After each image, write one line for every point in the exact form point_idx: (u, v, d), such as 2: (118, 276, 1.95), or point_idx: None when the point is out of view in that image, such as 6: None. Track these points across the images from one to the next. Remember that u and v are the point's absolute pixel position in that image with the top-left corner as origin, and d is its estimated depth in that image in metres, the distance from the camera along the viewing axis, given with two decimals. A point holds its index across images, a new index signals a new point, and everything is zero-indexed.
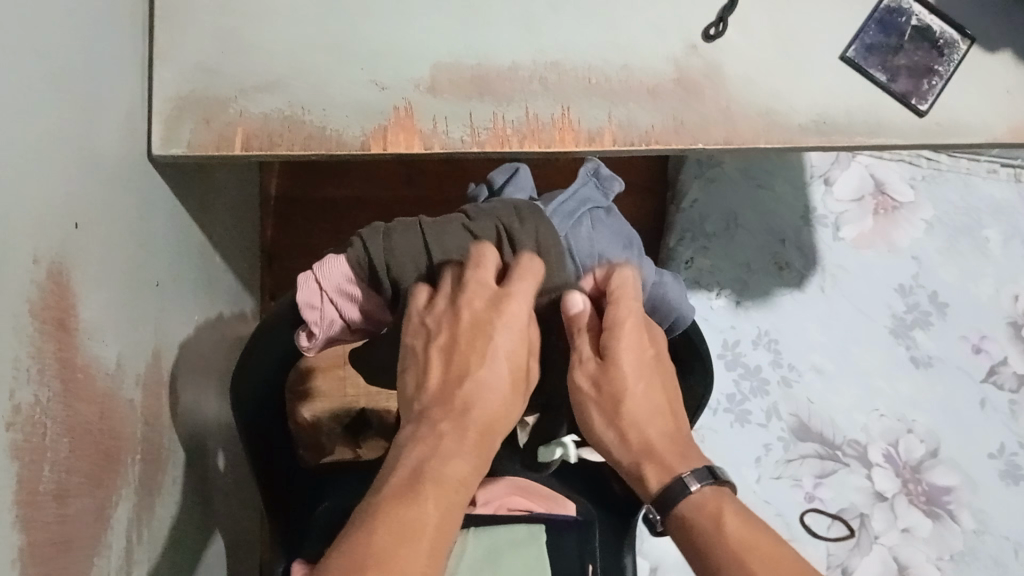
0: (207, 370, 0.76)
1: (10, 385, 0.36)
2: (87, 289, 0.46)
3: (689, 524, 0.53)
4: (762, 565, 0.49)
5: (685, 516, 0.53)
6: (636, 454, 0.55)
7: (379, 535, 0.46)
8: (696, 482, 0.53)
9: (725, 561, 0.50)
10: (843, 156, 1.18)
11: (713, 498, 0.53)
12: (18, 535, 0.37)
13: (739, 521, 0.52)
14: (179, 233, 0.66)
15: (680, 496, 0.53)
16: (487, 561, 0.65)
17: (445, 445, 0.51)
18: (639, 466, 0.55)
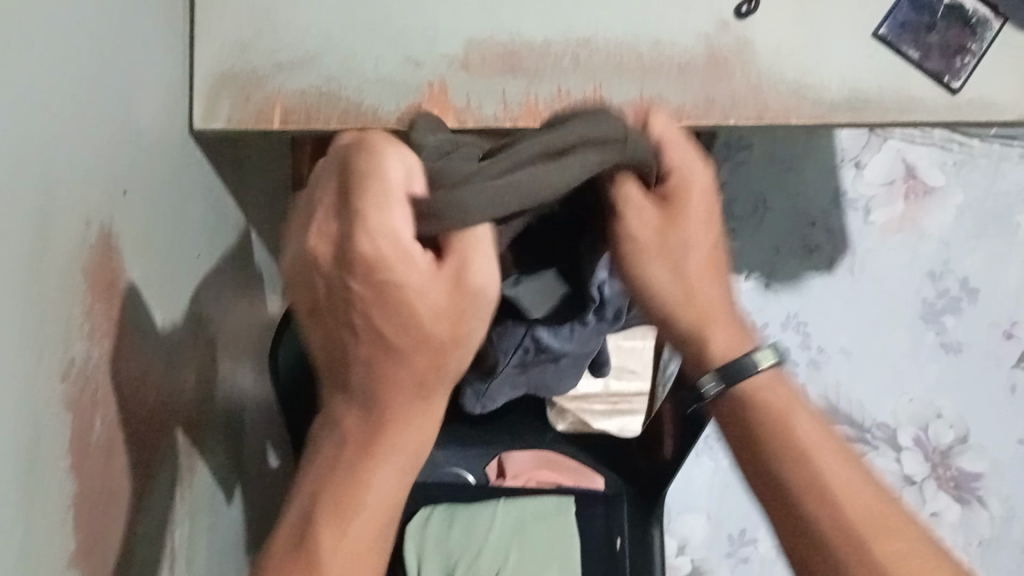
0: (242, 343, 0.78)
1: (65, 340, 0.38)
2: (134, 254, 0.47)
3: (742, 414, 0.48)
4: (827, 459, 0.46)
5: (746, 394, 0.48)
6: (695, 322, 0.48)
7: (324, 515, 0.44)
8: (761, 361, 0.48)
9: (784, 453, 0.46)
10: (874, 139, 1.17)
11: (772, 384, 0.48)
12: (72, 484, 0.38)
13: (802, 410, 0.48)
14: (218, 207, 0.68)
15: (746, 372, 0.48)
16: (516, 533, 0.72)
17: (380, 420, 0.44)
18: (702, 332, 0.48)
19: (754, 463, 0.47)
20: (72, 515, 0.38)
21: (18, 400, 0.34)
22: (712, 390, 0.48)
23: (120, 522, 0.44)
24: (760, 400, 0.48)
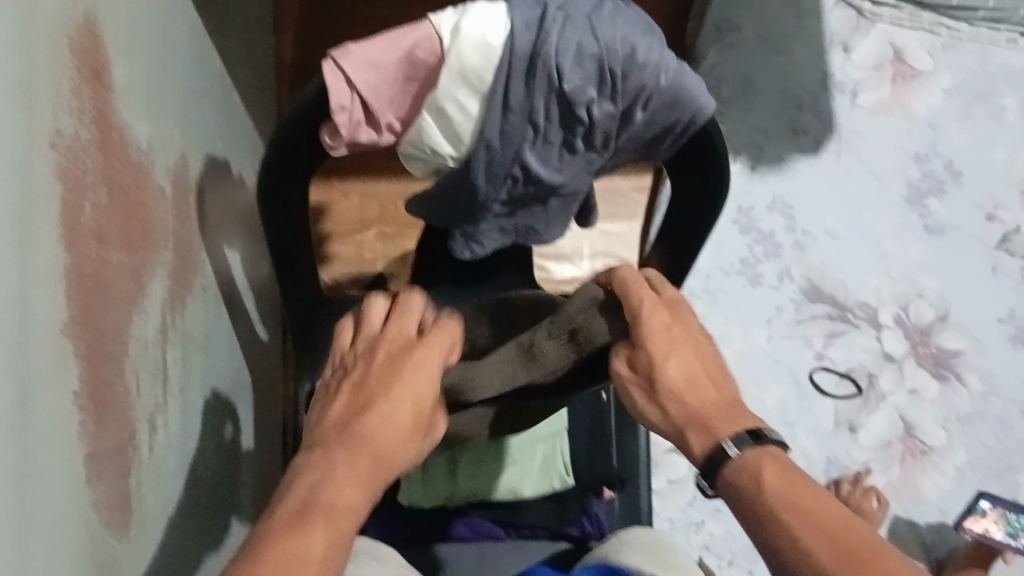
0: (234, 202, 0.77)
1: (53, 108, 0.38)
2: (118, 54, 0.46)
3: (742, 493, 0.48)
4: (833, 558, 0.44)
5: (732, 482, 0.49)
6: (679, 422, 0.52)
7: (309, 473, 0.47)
8: (736, 447, 0.49)
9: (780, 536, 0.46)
10: (862, 24, 1.18)
11: (759, 458, 0.49)
12: (63, 253, 0.39)
13: (779, 477, 0.48)
14: (204, 49, 0.67)
15: (722, 461, 0.49)
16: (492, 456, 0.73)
17: (336, 471, 0.46)
18: (682, 432, 0.52)
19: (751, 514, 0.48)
20: (62, 284, 0.39)
21: (15, 140, 0.34)
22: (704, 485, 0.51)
23: (114, 316, 0.45)
24: (735, 479, 0.49)
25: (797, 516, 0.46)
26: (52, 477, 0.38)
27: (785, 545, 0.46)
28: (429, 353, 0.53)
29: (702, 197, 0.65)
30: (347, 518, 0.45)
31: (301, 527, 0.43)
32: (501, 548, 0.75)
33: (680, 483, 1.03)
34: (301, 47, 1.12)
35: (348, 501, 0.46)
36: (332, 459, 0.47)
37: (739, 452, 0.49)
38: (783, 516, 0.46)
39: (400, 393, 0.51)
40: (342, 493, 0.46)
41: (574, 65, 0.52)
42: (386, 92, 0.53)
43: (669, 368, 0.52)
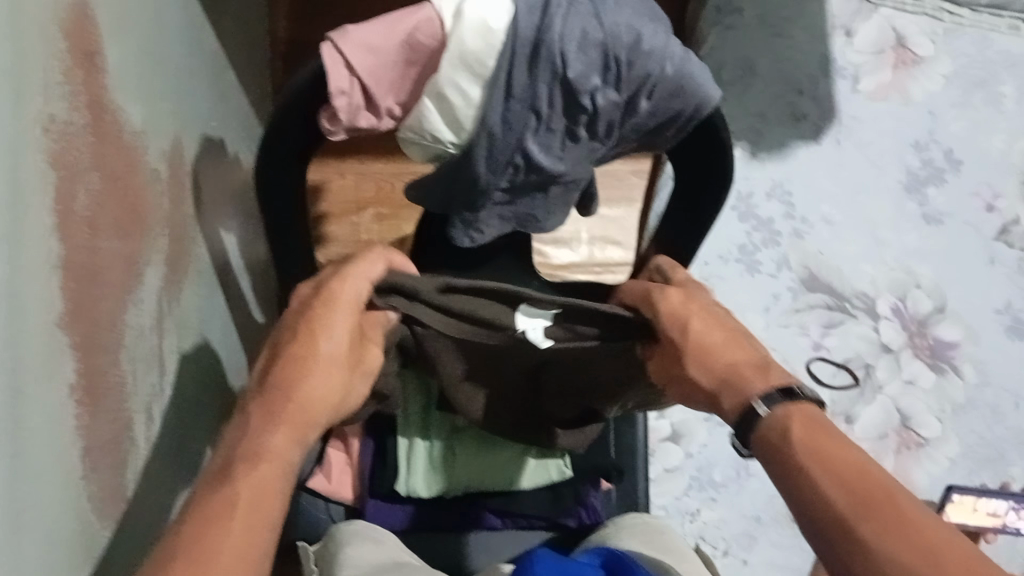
0: (228, 182, 0.76)
1: (44, 92, 0.37)
2: (111, 36, 0.45)
3: (770, 447, 0.48)
4: (854, 508, 0.43)
5: (763, 438, 0.48)
6: (716, 384, 0.52)
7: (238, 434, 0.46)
8: (766, 406, 0.49)
9: (803, 486, 0.45)
10: (864, 8, 1.17)
11: (784, 409, 0.48)
12: (57, 244, 0.38)
13: (808, 429, 0.47)
14: (198, 27, 0.66)
15: (754, 421, 0.49)
16: (484, 446, 0.72)
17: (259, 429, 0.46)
18: (719, 394, 0.52)
19: (777, 470, 0.47)
20: (55, 275, 0.38)
21: (5, 129, 0.33)
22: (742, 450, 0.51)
23: (108, 305, 0.44)
24: (763, 434, 0.48)
25: (821, 466, 0.45)
26: (45, 471, 0.37)
27: (805, 493, 0.45)
28: (352, 296, 0.51)
29: (703, 194, 0.65)
30: (284, 484, 0.45)
31: (235, 501, 0.43)
32: (498, 534, 0.76)
33: (675, 470, 1.03)
34: (296, 22, 1.11)
35: (278, 460, 0.45)
36: (263, 421, 0.47)
37: (767, 408, 0.48)
38: (807, 467, 0.45)
39: (324, 343, 0.50)
40: (275, 456, 0.45)
41: (578, 52, 0.51)
42: (385, 76, 0.52)
43: (696, 336, 0.53)
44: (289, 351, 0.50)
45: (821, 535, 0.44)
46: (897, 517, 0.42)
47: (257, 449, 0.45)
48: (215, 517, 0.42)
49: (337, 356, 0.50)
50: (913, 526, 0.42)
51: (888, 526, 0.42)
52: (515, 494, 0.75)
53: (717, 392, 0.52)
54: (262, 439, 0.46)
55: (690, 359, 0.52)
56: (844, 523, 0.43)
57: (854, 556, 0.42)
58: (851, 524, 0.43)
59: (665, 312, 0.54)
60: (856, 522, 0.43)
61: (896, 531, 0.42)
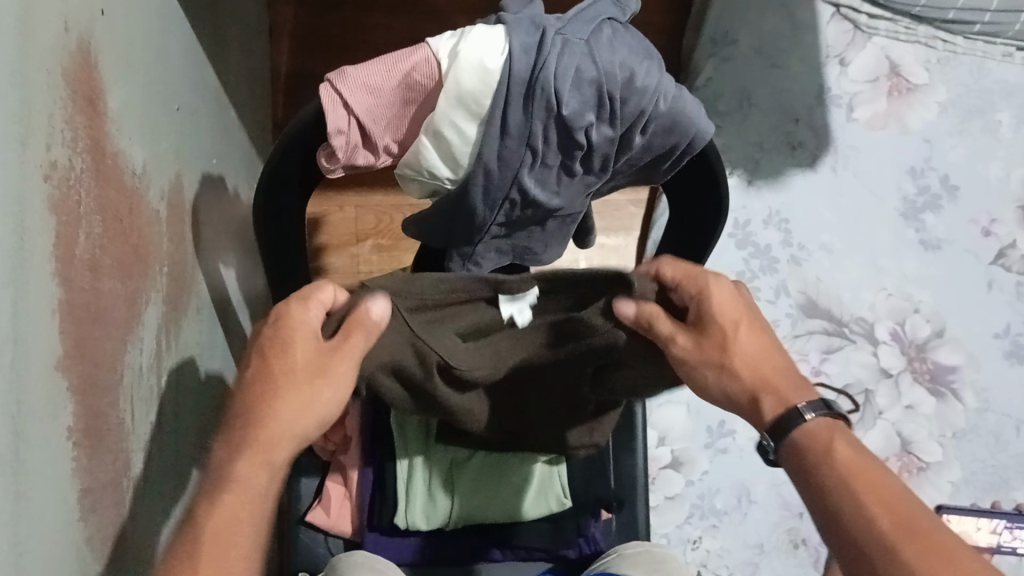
0: (229, 217, 0.77)
1: (47, 140, 0.37)
2: (112, 80, 0.46)
3: (812, 464, 0.51)
4: (896, 528, 0.46)
5: (800, 446, 0.52)
6: (750, 388, 0.55)
7: (220, 471, 0.49)
8: (811, 412, 0.52)
9: (847, 506, 0.48)
10: (858, 37, 1.18)
11: (827, 429, 0.52)
12: (57, 287, 0.38)
13: (850, 450, 0.51)
14: (199, 67, 0.66)
15: (794, 425, 0.52)
16: (484, 475, 0.72)
17: (235, 468, 0.49)
18: (754, 397, 0.55)
19: (818, 488, 0.50)
20: (55, 318, 0.38)
21: (5, 176, 0.33)
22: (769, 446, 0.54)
23: (109, 346, 0.44)
24: (805, 449, 0.52)
25: (864, 487, 0.48)
26: (44, 514, 0.37)
27: (844, 506, 0.48)
28: (305, 321, 0.53)
29: (694, 237, 0.67)
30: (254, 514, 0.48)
31: (210, 540, 0.46)
32: (498, 566, 0.76)
33: (677, 498, 1.03)
34: (297, 57, 1.12)
35: (248, 492, 0.48)
36: (232, 453, 0.50)
37: (812, 417, 0.52)
38: (851, 487, 0.48)
39: (291, 361, 0.52)
40: (248, 488, 0.48)
41: (573, 90, 0.51)
42: (383, 116, 0.53)
43: (739, 342, 0.56)
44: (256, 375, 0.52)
45: (855, 547, 0.47)
46: (932, 541, 0.45)
47: (235, 483, 0.48)
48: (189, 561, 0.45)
49: (301, 373, 0.52)
50: (949, 550, 0.45)
51: (927, 545, 0.45)
52: (516, 525, 0.75)
53: (752, 394, 0.55)
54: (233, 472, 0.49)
55: (736, 358, 0.55)
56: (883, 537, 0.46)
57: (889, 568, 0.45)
58: (895, 549, 0.45)
59: (711, 303, 0.55)
60: (898, 542, 0.45)
61: (934, 552, 0.44)
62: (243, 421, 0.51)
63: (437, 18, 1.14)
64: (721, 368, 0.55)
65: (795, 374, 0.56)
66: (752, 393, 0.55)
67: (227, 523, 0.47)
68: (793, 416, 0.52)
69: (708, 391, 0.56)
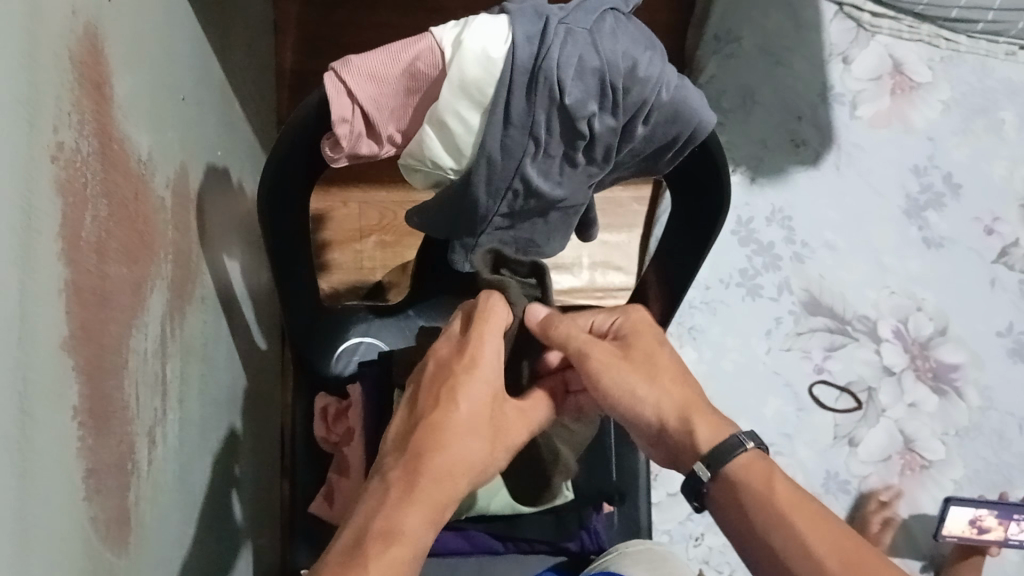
0: (233, 210, 0.77)
1: (54, 122, 0.38)
2: (119, 67, 0.46)
3: (750, 501, 0.53)
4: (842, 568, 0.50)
5: (733, 478, 0.54)
6: (680, 410, 0.56)
7: (379, 508, 0.48)
8: (749, 440, 0.55)
9: (790, 547, 0.51)
10: (861, 36, 1.19)
11: (758, 463, 0.54)
12: (63, 269, 0.39)
13: (785, 485, 0.53)
14: (205, 60, 0.67)
15: (732, 451, 0.54)
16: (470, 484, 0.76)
17: (395, 505, 0.48)
18: (687, 420, 0.56)
19: (761, 527, 0.52)
20: (62, 298, 0.38)
21: (13, 154, 0.34)
22: (703, 474, 0.54)
23: (114, 329, 0.45)
24: (743, 484, 0.54)
25: (809, 528, 0.51)
26: (50, 494, 0.37)
27: (795, 552, 0.51)
28: (488, 371, 0.55)
29: (694, 235, 0.68)
30: (414, 561, 0.47)
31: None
32: (500, 560, 0.76)
33: (679, 495, 1.03)
34: (301, 54, 1.12)
35: (411, 536, 0.47)
36: (399, 494, 0.48)
37: (750, 447, 0.55)
38: (798, 527, 0.51)
39: (469, 401, 0.53)
40: (407, 532, 0.47)
41: (575, 79, 0.51)
42: (388, 106, 0.54)
43: (663, 365, 0.58)
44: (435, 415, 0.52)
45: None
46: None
47: (396, 521, 0.47)
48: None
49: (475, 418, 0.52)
50: None
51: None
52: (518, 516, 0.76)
53: (682, 415, 0.56)
54: (400, 514, 0.47)
55: (664, 379, 0.58)
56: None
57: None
58: None
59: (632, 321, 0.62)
60: None
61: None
62: (408, 458, 0.50)
63: (441, 15, 1.15)
64: (652, 383, 0.57)
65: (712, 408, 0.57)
66: (681, 414, 0.56)
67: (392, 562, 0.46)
68: (732, 444, 0.54)
69: (638, 404, 0.57)
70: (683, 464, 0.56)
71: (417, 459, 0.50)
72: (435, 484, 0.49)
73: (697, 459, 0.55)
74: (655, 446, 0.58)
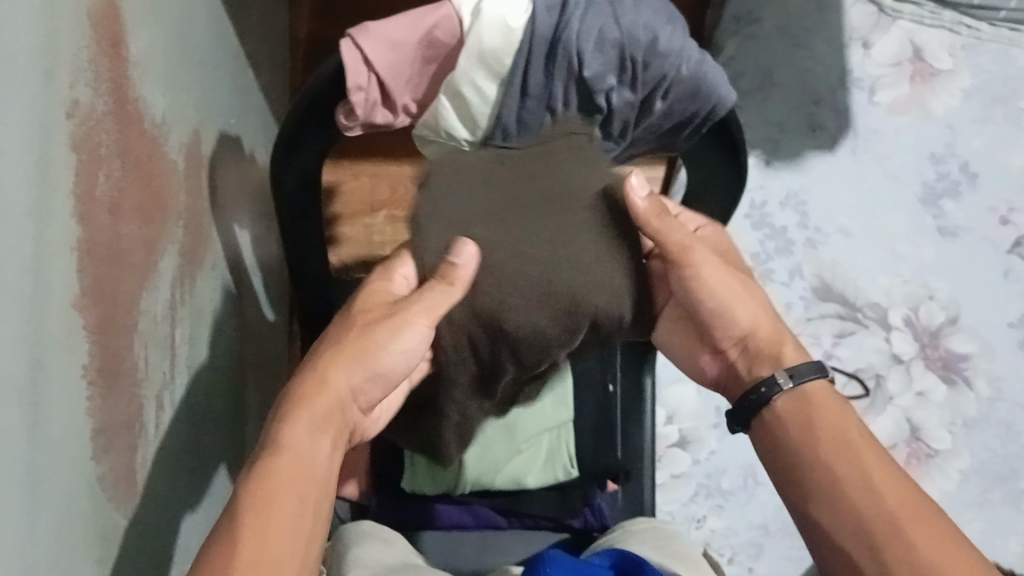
0: (246, 177, 0.77)
1: (71, 78, 0.37)
2: (136, 23, 0.46)
3: (823, 426, 0.55)
4: (896, 501, 0.52)
5: (810, 396, 0.57)
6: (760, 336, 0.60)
7: (296, 411, 0.51)
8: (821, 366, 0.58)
9: (854, 476, 0.53)
10: (882, 21, 1.18)
11: (831, 400, 0.57)
12: (77, 225, 0.39)
13: (855, 420, 0.56)
14: (221, 24, 0.66)
15: (807, 375, 0.57)
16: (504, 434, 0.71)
17: (310, 415, 0.51)
18: (771, 341, 0.60)
19: (830, 454, 0.54)
20: (74, 257, 0.38)
21: (27, 107, 0.33)
22: (784, 385, 0.57)
23: (126, 289, 0.44)
24: (817, 402, 0.56)
25: (873, 456, 0.54)
26: (58, 453, 0.37)
27: (853, 478, 0.53)
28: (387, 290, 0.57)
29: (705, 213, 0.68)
30: (309, 474, 0.49)
31: (276, 491, 0.47)
32: (502, 535, 0.76)
33: (683, 476, 1.03)
34: (316, 22, 1.12)
35: (297, 449, 0.49)
36: (292, 411, 0.51)
37: (825, 376, 0.58)
38: (864, 455, 0.54)
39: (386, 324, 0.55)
40: (299, 448, 0.49)
41: (596, 51, 0.50)
42: (405, 72, 0.53)
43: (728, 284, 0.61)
44: (317, 353, 0.54)
45: (860, 526, 0.52)
46: (936, 528, 0.51)
47: (294, 431, 0.50)
48: (229, 551, 0.44)
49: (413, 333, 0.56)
50: (943, 531, 0.51)
51: (929, 525, 0.51)
52: (524, 491, 0.76)
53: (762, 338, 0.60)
54: (282, 430, 0.50)
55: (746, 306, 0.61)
56: (895, 522, 0.51)
57: (895, 543, 0.50)
58: (900, 523, 0.51)
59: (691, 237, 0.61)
60: (904, 519, 0.51)
61: (933, 537, 0.50)
62: (340, 359, 0.54)
63: None
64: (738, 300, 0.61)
65: (773, 319, 0.61)
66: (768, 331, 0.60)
67: (295, 466, 0.49)
68: (808, 371, 0.57)
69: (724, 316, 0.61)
70: (743, 384, 0.61)
71: (294, 404, 0.51)
72: (326, 399, 0.52)
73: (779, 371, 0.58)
74: (712, 359, 0.63)
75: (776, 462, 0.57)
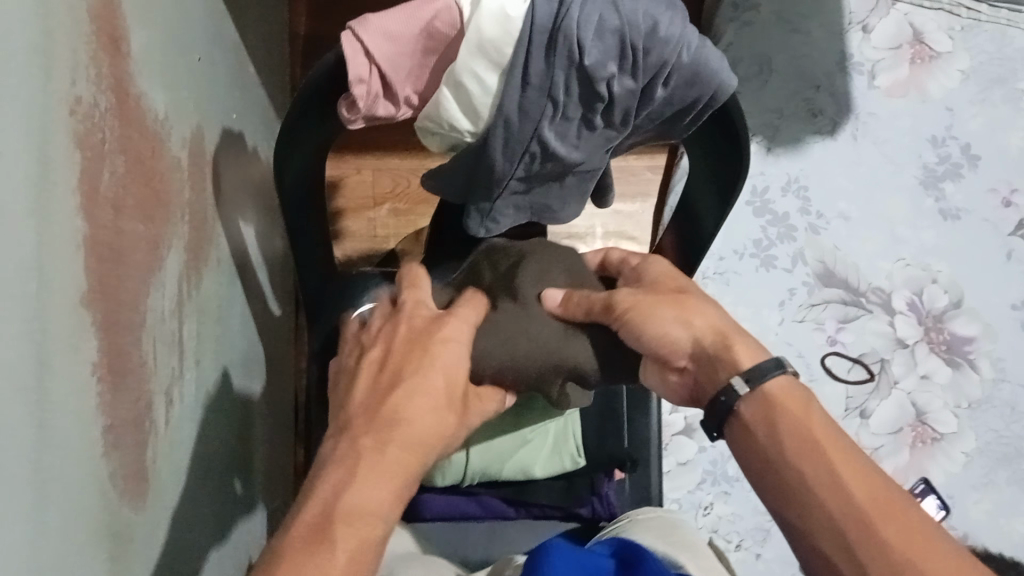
0: (249, 175, 0.77)
1: (71, 75, 0.38)
2: (135, 20, 0.46)
3: (786, 426, 0.53)
4: (864, 492, 0.50)
5: (773, 394, 0.54)
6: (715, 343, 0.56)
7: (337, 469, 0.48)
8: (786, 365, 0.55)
9: (823, 479, 0.50)
10: (881, 5, 1.17)
11: (802, 402, 0.54)
12: (81, 223, 0.39)
13: (823, 416, 0.53)
14: (220, 21, 0.66)
15: (771, 374, 0.54)
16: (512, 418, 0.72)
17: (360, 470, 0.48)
18: (725, 342, 0.56)
19: (797, 457, 0.52)
20: (80, 254, 0.38)
21: (27, 103, 0.33)
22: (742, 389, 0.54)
23: (131, 286, 0.45)
24: (781, 404, 0.54)
25: (841, 456, 0.51)
26: (66, 447, 0.37)
27: (824, 482, 0.50)
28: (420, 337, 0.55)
29: (707, 199, 0.68)
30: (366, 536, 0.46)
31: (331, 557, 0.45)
32: (509, 525, 0.77)
33: (688, 464, 1.03)
34: (314, 17, 1.12)
35: (364, 516, 0.47)
36: (338, 474, 0.48)
37: (788, 371, 0.55)
38: (830, 452, 0.51)
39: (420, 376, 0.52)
40: (352, 508, 0.47)
41: (595, 39, 0.50)
42: (406, 64, 0.53)
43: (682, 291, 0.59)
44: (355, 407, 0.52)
45: (834, 526, 0.50)
46: (910, 523, 0.48)
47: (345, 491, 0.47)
48: None
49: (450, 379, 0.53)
50: (923, 527, 0.48)
51: (907, 519, 0.48)
52: (530, 483, 0.76)
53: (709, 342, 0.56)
54: (338, 493, 0.47)
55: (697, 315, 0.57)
56: (867, 521, 0.49)
57: (871, 549, 0.48)
58: (875, 522, 0.48)
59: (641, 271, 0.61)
60: (879, 519, 0.48)
61: (910, 531, 0.48)
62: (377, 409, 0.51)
63: None
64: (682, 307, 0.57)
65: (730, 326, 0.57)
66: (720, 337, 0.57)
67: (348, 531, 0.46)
68: (769, 367, 0.54)
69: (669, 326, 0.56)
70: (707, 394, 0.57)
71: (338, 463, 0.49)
72: (374, 455, 0.49)
73: (736, 374, 0.55)
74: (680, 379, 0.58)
75: (755, 471, 0.54)
